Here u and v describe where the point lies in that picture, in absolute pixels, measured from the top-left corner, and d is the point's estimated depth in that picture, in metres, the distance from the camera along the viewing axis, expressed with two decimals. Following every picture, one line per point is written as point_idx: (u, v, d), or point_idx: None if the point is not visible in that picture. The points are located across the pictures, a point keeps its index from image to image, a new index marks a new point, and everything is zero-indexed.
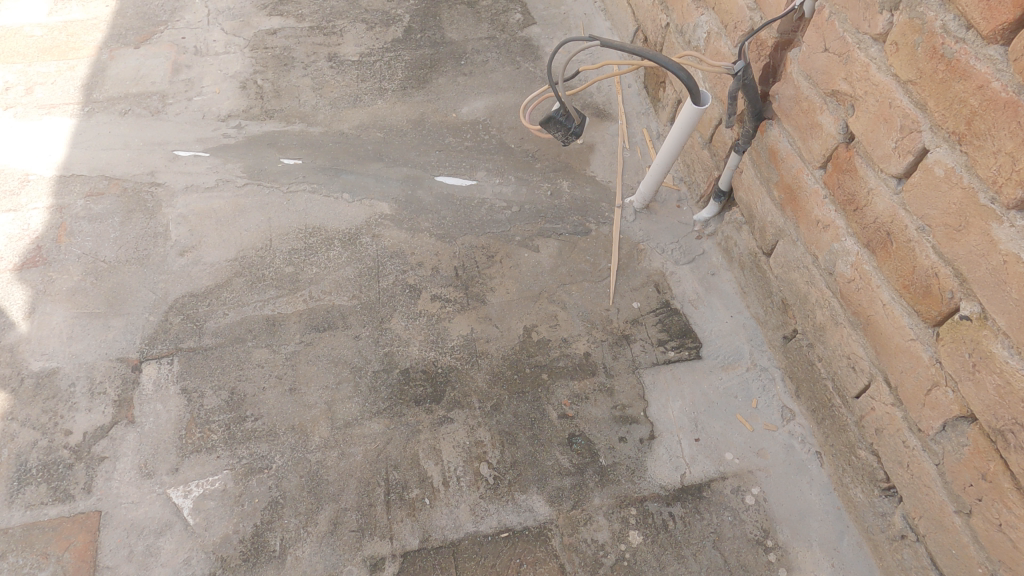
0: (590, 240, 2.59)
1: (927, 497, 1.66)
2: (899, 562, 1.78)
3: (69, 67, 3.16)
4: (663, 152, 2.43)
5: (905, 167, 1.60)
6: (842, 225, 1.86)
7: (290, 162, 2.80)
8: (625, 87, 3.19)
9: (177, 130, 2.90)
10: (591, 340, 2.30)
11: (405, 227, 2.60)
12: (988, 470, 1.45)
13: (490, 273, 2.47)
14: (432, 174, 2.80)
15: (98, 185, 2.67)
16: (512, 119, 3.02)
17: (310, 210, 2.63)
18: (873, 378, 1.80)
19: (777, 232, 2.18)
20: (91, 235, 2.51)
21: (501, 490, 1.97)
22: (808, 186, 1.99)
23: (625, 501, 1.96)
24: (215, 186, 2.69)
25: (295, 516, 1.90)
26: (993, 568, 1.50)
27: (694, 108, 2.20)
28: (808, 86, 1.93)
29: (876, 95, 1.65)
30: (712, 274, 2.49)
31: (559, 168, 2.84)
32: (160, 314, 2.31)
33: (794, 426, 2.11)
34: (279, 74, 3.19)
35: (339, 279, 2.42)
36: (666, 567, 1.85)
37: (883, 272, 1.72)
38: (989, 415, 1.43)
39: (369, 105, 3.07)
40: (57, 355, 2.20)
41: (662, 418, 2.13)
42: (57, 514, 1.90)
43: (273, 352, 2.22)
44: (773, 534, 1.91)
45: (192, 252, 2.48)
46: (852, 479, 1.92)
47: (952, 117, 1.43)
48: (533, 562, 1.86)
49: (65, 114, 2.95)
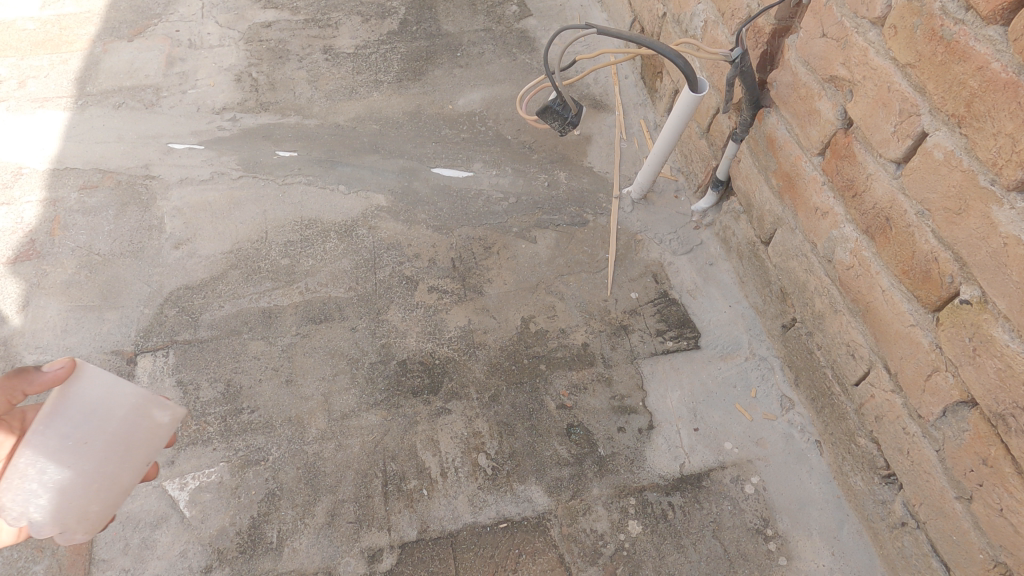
0: (588, 231, 2.58)
1: (927, 484, 1.65)
2: (899, 550, 1.77)
3: (63, 61, 3.14)
4: (660, 142, 2.42)
5: (904, 152, 1.58)
6: (841, 212, 1.85)
7: (285, 154, 2.78)
8: (621, 79, 3.18)
9: (172, 123, 2.89)
10: (589, 330, 2.29)
11: (402, 218, 2.59)
12: (989, 455, 1.44)
13: (487, 264, 2.46)
14: (428, 165, 2.78)
15: (92, 178, 2.65)
16: (509, 111, 3.00)
17: (306, 202, 2.61)
18: (872, 365, 1.79)
19: (775, 221, 2.17)
20: (85, 228, 2.49)
21: (499, 480, 1.96)
22: (806, 173, 1.97)
23: (624, 491, 1.95)
24: (210, 178, 2.67)
25: (292, 508, 1.89)
26: (994, 553, 1.49)
27: (691, 96, 2.19)
28: (806, 72, 1.92)
29: (874, 79, 1.64)
30: (710, 265, 2.48)
31: (556, 159, 2.82)
32: (154, 307, 2.29)
33: (794, 415, 2.10)
34: (274, 67, 3.17)
35: (335, 271, 2.41)
36: (666, 557, 1.84)
37: (882, 258, 1.71)
38: (989, 399, 1.42)
39: (365, 97, 3.05)
40: (51, 349, 2.18)
41: (661, 409, 2.12)
42: None
43: (269, 344, 2.21)
44: (772, 523, 1.90)
45: (187, 244, 2.46)
46: (852, 467, 1.91)
47: (951, 100, 1.42)
48: (532, 553, 1.85)
49: (58, 107, 2.93)
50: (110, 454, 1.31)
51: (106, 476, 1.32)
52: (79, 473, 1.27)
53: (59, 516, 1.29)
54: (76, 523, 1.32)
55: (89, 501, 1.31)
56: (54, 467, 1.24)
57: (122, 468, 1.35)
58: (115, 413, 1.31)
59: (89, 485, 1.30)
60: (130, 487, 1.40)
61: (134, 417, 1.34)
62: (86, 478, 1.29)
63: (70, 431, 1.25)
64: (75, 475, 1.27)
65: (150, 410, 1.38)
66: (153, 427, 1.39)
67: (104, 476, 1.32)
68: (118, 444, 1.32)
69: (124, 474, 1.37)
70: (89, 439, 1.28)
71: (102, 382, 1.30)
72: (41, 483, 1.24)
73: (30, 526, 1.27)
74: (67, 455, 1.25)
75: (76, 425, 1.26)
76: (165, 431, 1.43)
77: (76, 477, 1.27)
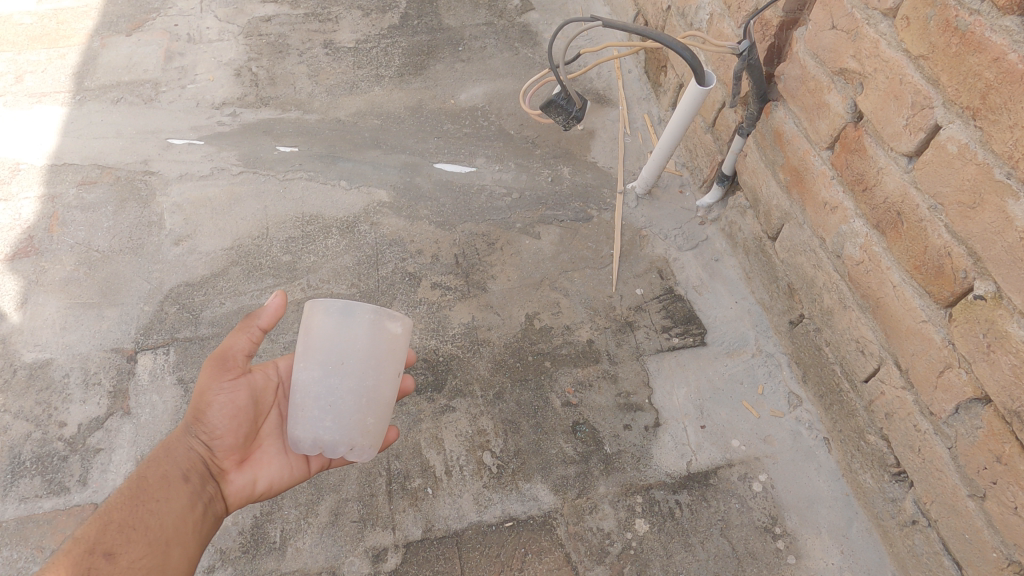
0: (592, 227, 2.56)
1: (939, 482, 1.63)
2: (910, 548, 1.75)
3: (60, 55, 3.11)
4: (665, 136, 2.39)
5: (917, 145, 1.56)
6: (851, 206, 1.83)
7: (286, 149, 2.75)
8: (625, 73, 3.15)
9: (171, 118, 2.85)
10: (594, 327, 2.27)
11: (404, 214, 2.56)
12: (1004, 453, 1.42)
13: (491, 261, 2.44)
14: (430, 161, 2.76)
15: (90, 174, 2.62)
16: (511, 106, 2.97)
17: (307, 198, 2.59)
18: (882, 361, 1.77)
19: (783, 216, 2.15)
20: (84, 225, 2.46)
21: (504, 479, 1.94)
22: (815, 168, 1.95)
23: (631, 489, 1.93)
24: (210, 174, 2.64)
25: (295, 508, 1.87)
26: (1007, 552, 1.47)
27: (698, 90, 2.16)
28: (815, 65, 1.89)
29: (886, 72, 1.62)
30: (716, 260, 2.46)
31: (559, 154, 2.80)
32: (154, 304, 2.26)
33: (801, 412, 2.08)
34: (274, 61, 3.14)
35: (337, 268, 2.38)
36: (674, 555, 1.82)
37: (893, 253, 1.68)
38: (1004, 396, 1.40)
39: (366, 92, 3.02)
40: (50, 346, 2.15)
41: (668, 406, 2.10)
42: (52, 507, 1.87)
43: (270, 342, 2.18)
44: (781, 521, 1.88)
45: (187, 241, 2.43)
46: (861, 464, 1.89)
47: (966, 92, 1.40)
48: (538, 552, 1.83)
49: (56, 102, 2.90)
50: (364, 370, 1.49)
51: (371, 390, 1.52)
52: (346, 393, 1.49)
53: (349, 432, 1.53)
54: (362, 436, 1.55)
55: (366, 414, 1.53)
56: (328, 392, 1.50)
57: (381, 380, 1.53)
58: (355, 336, 1.48)
59: (359, 400, 1.51)
60: (392, 399, 1.58)
61: (373, 331, 1.49)
62: (351, 395, 1.50)
63: (332, 357, 1.49)
64: (343, 397, 1.50)
65: (385, 322, 1.49)
66: (391, 338, 1.51)
67: (372, 390, 1.52)
68: (369, 358, 1.49)
69: (386, 385, 1.55)
70: (344, 361, 1.49)
71: (334, 309, 1.49)
72: (323, 407, 1.51)
73: (329, 446, 1.55)
74: (333, 379, 1.49)
75: (328, 354, 1.50)
76: (402, 342, 1.55)
77: (346, 397, 1.50)
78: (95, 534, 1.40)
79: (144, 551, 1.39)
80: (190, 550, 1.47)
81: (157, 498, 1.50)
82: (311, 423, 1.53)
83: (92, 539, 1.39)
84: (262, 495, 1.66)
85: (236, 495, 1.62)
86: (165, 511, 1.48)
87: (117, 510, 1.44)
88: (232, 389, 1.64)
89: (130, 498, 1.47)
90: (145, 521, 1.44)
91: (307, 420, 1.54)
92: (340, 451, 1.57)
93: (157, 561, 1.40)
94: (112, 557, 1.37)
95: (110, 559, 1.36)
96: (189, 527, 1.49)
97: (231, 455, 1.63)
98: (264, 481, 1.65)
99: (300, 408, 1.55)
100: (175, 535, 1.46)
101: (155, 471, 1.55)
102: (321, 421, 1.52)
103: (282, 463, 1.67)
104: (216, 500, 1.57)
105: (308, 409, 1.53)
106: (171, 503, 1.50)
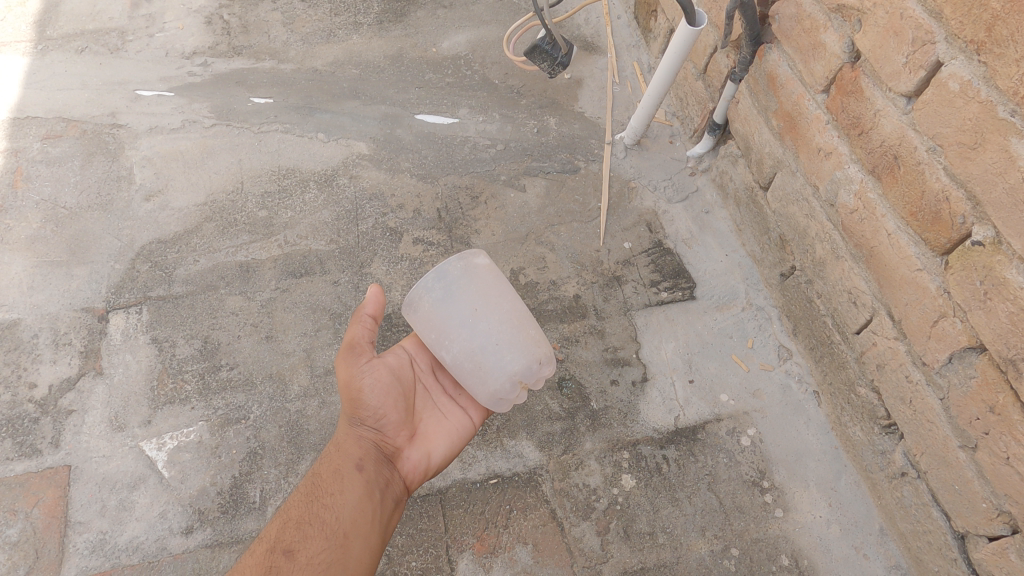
0: (579, 178, 2.48)
1: (930, 433, 1.60)
2: (898, 500, 1.73)
3: (19, 2, 2.95)
4: (654, 83, 2.29)
5: (916, 84, 1.48)
6: (845, 151, 1.75)
7: (260, 101, 2.64)
8: (613, 19, 3.03)
9: (139, 68, 2.72)
10: (581, 282, 2.21)
11: (384, 167, 2.47)
12: (997, 403, 1.38)
13: (475, 215, 2.36)
14: (411, 111, 2.65)
15: (55, 128, 2.51)
16: (496, 54, 2.86)
17: (283, 151, 2.49)
18: (875, 312, 1.72)
19: (775, 164, 2.07)
20: (50, 180, 2.36)
21: (489, 436, 1.90)
22: (809, 113, 1.87)
23: (618, 445, 1.89)
24: (181, 127, 2.53)
25: (275, 467, 1.82)
26: (997, 503, 1.44)
27: (688, 30, 2.05)
28: (811, 3, 1.80)
29: (886, 6, 1.53)
30: (706, 212, 2.39)
31: (545, 104, 2.70)
32: (125, 262, 2.18)
33: (791, 365, 2.05)
34: (247, 9, 3.00)
35: (315, 223, 2.30)
36: (660, 510, 1.80)
37: (889, 199, 1.62)
38: (1000, 344, 1.35)
39: (344, 40, 2.89)
40: (17, 306, 2.08)
41: (656, 360, 2.06)
42: (24, 469, 1.82)
43: (247, 300, 2.12)
44: (769, 475, 1.86)
45: (158, 196, 2.34)
46: (851, 418, 1.86)
47: (970, 25, 1.31)
48: (523, 508, 1.80)
49: (17, 52, 2.76)
50: (494, 301, 1.52)
51: (512, 312, 1.54)
52: (499, 324, 1.49)
53: (527, 349, 1.50)
54: (537, 345, 1.53)
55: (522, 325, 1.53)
56: (487, 335, 1.48)
57: (511, 301, 1.56)
58: (462, 282, 1.51)
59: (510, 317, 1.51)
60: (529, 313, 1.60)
61: (471, 274, 1.53)
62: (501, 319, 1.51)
63: (463, 312, 1.49)
64: (499, 328, 1.49)
65: (472, 261, 1.55)
66: (486, 268, 1.57)
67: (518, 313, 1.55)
68: (488, 291, 1.53)
69: (517, 302, 1.57)
70: (475, 306, 1.49)
71: (429, 283, 1.51)
72: (495, 348, 1.47)
73: (524, 374, 1.51)
74: (481, 324, 1.48)
75: (459, 310, 1.49)
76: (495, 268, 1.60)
77: (503, 326, 1.49)
78: (275, 536, 1.43)
79: (324, 545, 1.40)
80: (372, 539, 1.47)
81: (336, 490, 1.51)
82: (497, 369, 1.48)
83: (274, 538, 1.43)
84: (438, 467, 1.67)
85: (411, 472, 1.63)
86: (342, 503, 1.48)
87: (296, 509, 1.48)
88: (375, 369, 1.61)
89: (306, 497, 1.50)
90: (321, 516, 1.45)
91: (490, 371, 1.48)
92: (534, 372, 1.52)
93: (338, 554, 1.40)
94: (292, 554, 1.38)
95: (290, 556, 1.38)
96: (367, 515, 1.48)
97: (399, 432, 1.64)
98: (434, 453, 1.66)
99: (477, 372, 1.50)
100: (357, 526, 1.45)
101: (328, 467, 1.56)
102: (502, 359, 1.47)
103: (449, 432, 1.68)
104: (393, 482, 1.58)
105: (484, 365, 1.48)
106: (354, 492, 1.50)
